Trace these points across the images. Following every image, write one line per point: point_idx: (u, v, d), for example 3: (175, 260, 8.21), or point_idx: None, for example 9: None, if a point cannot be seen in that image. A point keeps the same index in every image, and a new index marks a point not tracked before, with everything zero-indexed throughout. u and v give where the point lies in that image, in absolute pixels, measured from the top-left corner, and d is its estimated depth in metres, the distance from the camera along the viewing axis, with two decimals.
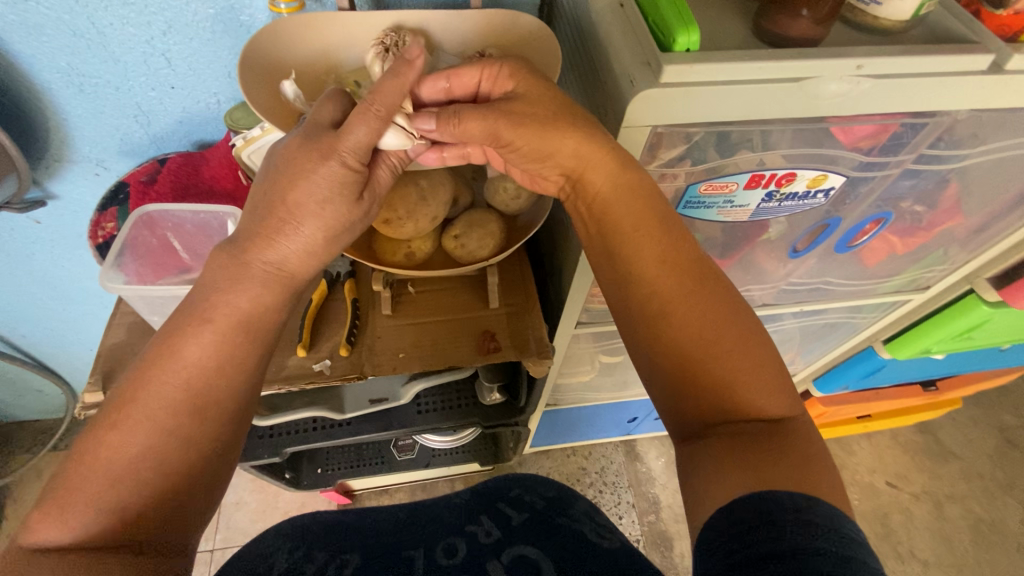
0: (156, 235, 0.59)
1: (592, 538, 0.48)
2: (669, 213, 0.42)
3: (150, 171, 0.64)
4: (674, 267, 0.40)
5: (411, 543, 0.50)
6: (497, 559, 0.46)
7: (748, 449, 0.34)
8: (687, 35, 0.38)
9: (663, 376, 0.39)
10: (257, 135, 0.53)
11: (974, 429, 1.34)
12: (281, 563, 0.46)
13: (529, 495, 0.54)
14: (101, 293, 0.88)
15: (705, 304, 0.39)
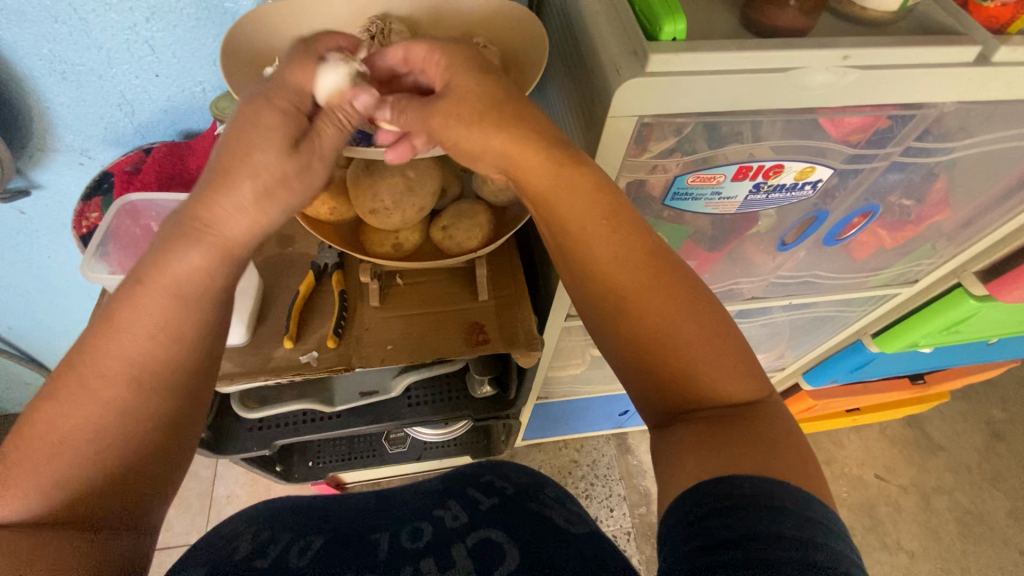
0: (140, 224, 0.57)
1: (562, 525, 0.46)
2: (618, 202, 0.40)
3: (135, 160, 0.64)
4: (628, 261, 0.39)
5: (378, 526, 0.48)
6: (461, 541, 0.44)
7: (719, 435, 0.34)
8: (674, 24, 0.38)
9: (631, 368, 0.40)
10: None
11: (962, 422, 1.36)
12: (238, 548, 0.43)
13: (499, 482, 0.54)
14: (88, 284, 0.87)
15: (665, 296, 0.38)
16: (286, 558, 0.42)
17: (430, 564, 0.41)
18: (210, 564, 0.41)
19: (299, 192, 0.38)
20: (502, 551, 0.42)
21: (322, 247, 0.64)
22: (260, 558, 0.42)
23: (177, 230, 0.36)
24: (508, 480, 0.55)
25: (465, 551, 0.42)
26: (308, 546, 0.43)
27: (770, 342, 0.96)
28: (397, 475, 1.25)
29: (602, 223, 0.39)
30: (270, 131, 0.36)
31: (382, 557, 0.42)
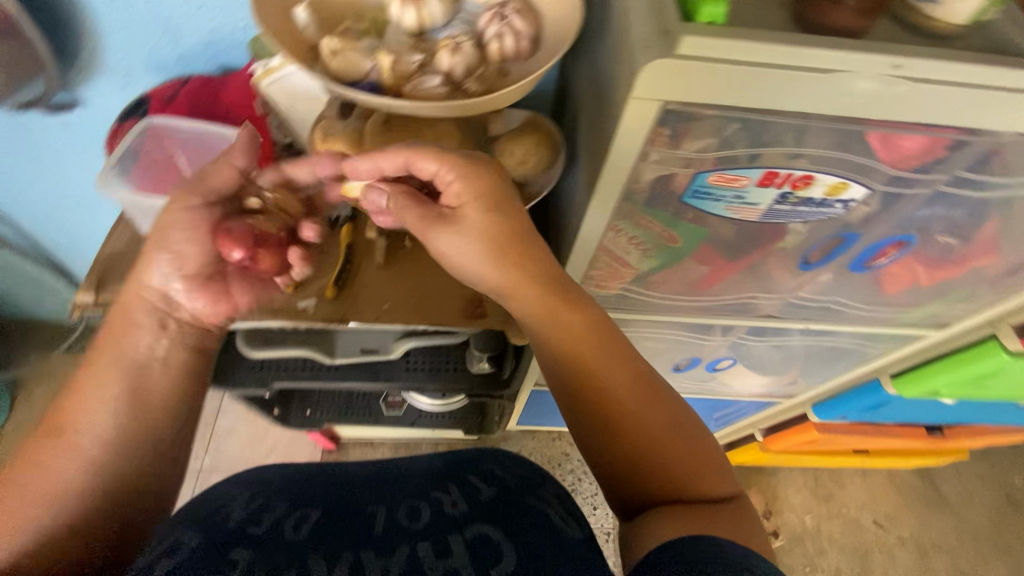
0: (162, 148, 0.58)
1: (553, 525, 0.50)
2: (610, 325, 0.47)
3: (173, 88, 0.65)
4: (621, 382, 0.45)
5: (371, 503, 0.54)
6: (459, 533, 0.47)
7: (697, 514, 0.41)
8: (713, 5, 0.35)
9: (621, 468, 0.45)
10: (276, 65, 0.58)
11: (978, 484, 1.29)
12: (229, 516, 0.48)
13: (499, 474, 0.59)
14: None
15: (654, 417, 0.45)
16: (282, 528, 0.47)
17: (426, 548, 0.45)
18: (203, 531, 0.45)
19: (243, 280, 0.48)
20: (497, 548, 0.45)
21: None
22: (253, 525, 0.47)
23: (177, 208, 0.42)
24: (507, 473, 0.60)
25: (463, 543, 0.46)
26: (304, 520, 0.48)
27: (784, 365, 0.93)
28: (389, 437, 1.29)
29: (599, 354, 0.45)
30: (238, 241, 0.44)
31: (377, 533, 0.48)
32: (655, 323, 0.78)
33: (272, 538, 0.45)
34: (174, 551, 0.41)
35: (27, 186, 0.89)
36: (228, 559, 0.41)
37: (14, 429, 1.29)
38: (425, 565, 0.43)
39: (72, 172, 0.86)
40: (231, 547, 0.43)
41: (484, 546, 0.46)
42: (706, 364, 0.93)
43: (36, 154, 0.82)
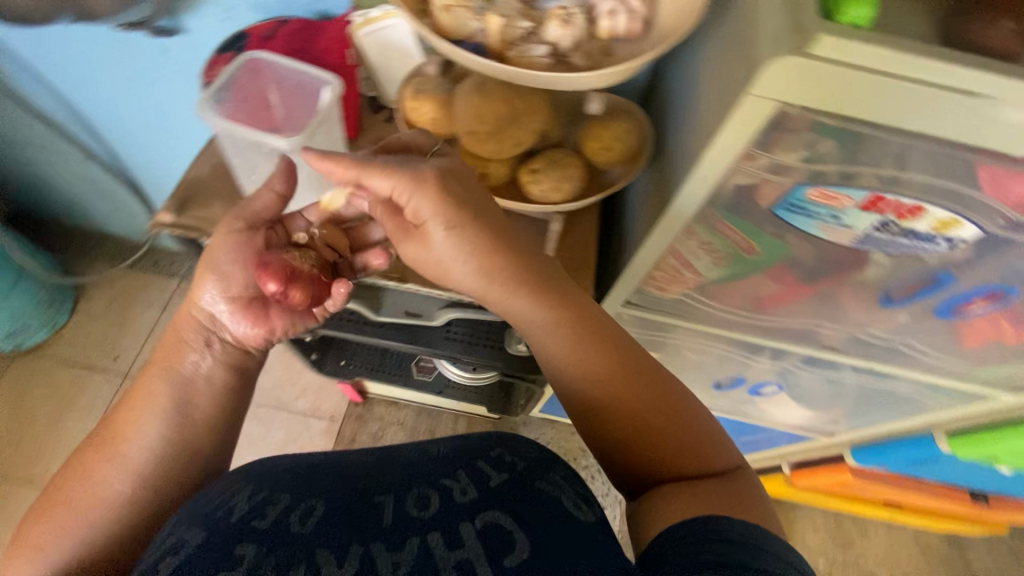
0: (259, 83, 0.58)
1: (571, 510, 0.45)
2: (609, 320, 0.49)
3: (271, 28, 0.65)
4: (614, 375, 0.48)
5: (385, 478, 0.47)
6: (470, 521, 0.42)
7: (703, 496, 0.43)
8: (858, 6, 0.33)
9: (623, 453, 0.48)
10: (376, 16, 0.60)
11: (1014, 562, 1.21)
12: (234, 505, 0.41)
13: (510, 455, 0.50)
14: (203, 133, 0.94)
15: (650, 405, 0.48)
16: (287, 522, 0.40)
17: (438, 540, 0.40)
18: (205, 528, 0.39)
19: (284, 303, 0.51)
20: (511, 539, 0.40)
21: None
22: (258, 518, 0.40)
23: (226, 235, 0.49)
24: (523, 449, 0.52)
25: (475, 533, 0.40)
26: (312, 511, 0.42)
27: (829, 401, 0.89)
28: (414, 401, 1.33)
29: (595, 348, 0.48)
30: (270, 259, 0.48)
31: (386, 525, 0.41)
32: (706, 334, 0.75)
33: (279, 535, 0.39)
34: (175, 550, 0.38)
35: (119, 102, 0.93)
36: (232, 559, 0.37)
37: (74, 330, 1.37)
38: (438, 560, 0.38)
39: (162, 95, 0.90)
40: (234, 543, 0.38)
41: (498, 540, 0.40)
42: (749, 386, 0.90)
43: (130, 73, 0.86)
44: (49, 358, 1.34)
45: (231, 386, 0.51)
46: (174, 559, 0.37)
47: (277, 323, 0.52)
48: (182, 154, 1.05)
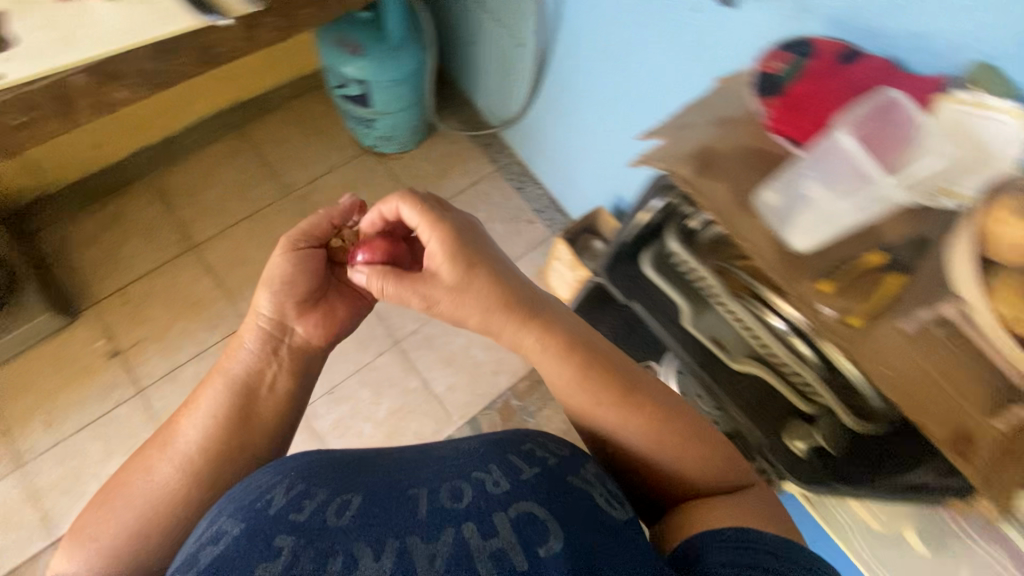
0: (879, 118, 0.58)
1: (588, 506, 0.50)
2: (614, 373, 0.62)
3: (841, 54, 0.64)
4: (606, 404, 0.60)
5: (416, 473, 0.53)
6: (503, 511, 0.48)
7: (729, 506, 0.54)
8: None
9: (632, 468, 0.61)
10: (993, 105, 0.53)
11: None
12: (271, 500, 0.48)
13: (541, 450, 0.55)
14: (646, 88, 1.03)
15: (645, 435, 0.59)
16: (323, 516, 0.47)
17: (473, 531, 0.47)
18: (243, 524, 0.46)
19: (330, 307, 0.70)
20: (546, 530, 0.47)
21: (910, 242, 0.56)
22: (296, 512, 0.47)
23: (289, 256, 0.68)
24: (551, 448, 0.56)
25: (508, 525, 0.47)
26: (347, 507, 0.48)
27: None
28: None
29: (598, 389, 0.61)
30: (262, 342, 0.66)
31: (421, 518, 0.48)
32: None
33: (318, 530, 0.46)
34: (219, 538, 0.46)
35: (596, 22, 1.06)
36: (273, 550, 0.44)
37: (412, 158, 1.66)
38: (475, 555, 0.45)
39: (638, 42, 0.99)
40: (273, 537, 0.45)
41: (529, 525, 0.47)
42: None
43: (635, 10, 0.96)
44: (385, 167, 1.63)
45: (292, 395, 0.65)
46: (219, 546, 0.45)
47: (342, 311, 0.71)
48: (596, 89, 1.16)
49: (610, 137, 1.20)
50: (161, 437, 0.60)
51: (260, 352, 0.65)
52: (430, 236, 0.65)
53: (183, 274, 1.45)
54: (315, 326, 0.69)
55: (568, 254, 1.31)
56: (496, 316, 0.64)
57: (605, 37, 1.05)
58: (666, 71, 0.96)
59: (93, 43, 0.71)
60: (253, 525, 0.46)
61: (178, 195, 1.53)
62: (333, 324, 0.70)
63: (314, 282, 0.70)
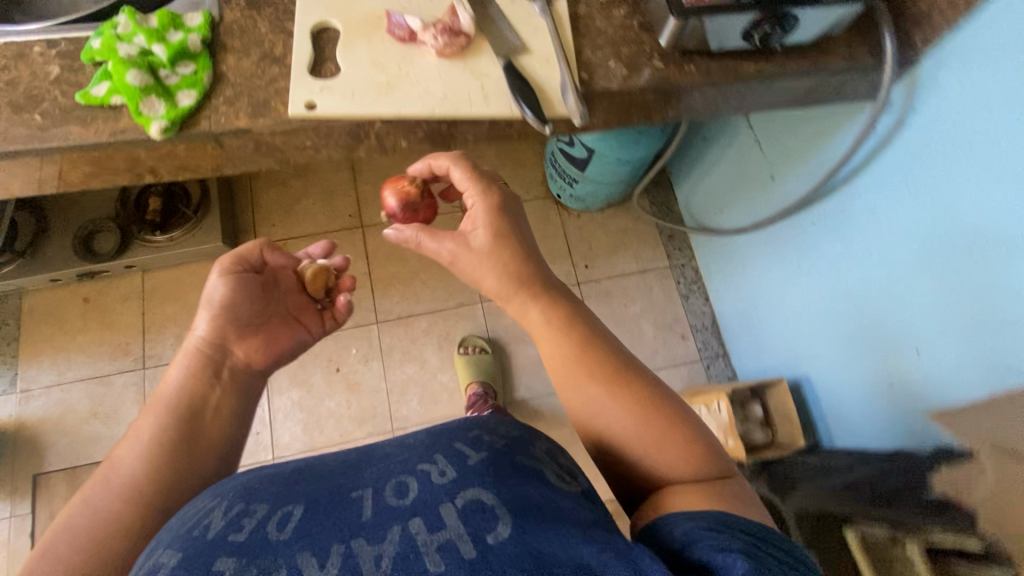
0: None
1: (534, 496, 0.47)
2: (586, 353, 0.61)
3: None
4: (580, 372, 0.60)
5: (361, 476, 0.53)
6: (450, 500, 0.46)
7: (709, 495, 0.52)
8: None
9: (609, 455, 0.60)
10: None
11: None
12: (210, 523, 0.47)
13: (488, 437, 0.54)
14: (908, 304, 0.92)
15: (616, 417, 0.58)
16: (267, 530, 0.46)
17: (418, 527, 0.45)
18: (183, 551, 0.44)
19: (263, 328, 0.75)
20: (494, 517, 0.44)
21: None
22: (235, 532, 0.46)
23: (218, 277, 0.72)
24: (497, 433, 0.55)
25: (454, 516, 0.44)
26: (288, 519, 0.47)
27: None
28: None
29: (568, 356, 0.61)
30: (198, 358, 0.69)
31: (365, 520, 0.46)
32: None
33: (257, 546, 0.44)
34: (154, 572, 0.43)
35: (871, 227, 0.96)
36: (213, 570, 0.42)
37: (592, 220, 1.59)
38: (420, 545, 0.43)
39: (919, 275, 0.89)
40: (213, 559, 0.43)
41: (477, 510, 0.44)
42: None
43: (933, 248, 0.85)
44: (561, 220, 1.58)
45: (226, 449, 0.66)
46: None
47: (281, 339, 0.76)
48: (835, 277, 1.07)
49: (830, 325, 1.12)
50: (98, 473, 0.61)
51: (201, 378, 0.68)
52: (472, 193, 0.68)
53: (340, 249, 1.46)
54: (254, 345, 0.73)
55: (725, 416, 1.20)
56: (508, 281, 0.65)
57: (885, 229, 0.93)
58: (944, 322, 0.86)
59: (407, 97, 0.66)
60: (191, 555, 0.44)
61: (364, 171, 1.53)
62: (267, 347, 0.75)
63: (257, 297, 0.74)
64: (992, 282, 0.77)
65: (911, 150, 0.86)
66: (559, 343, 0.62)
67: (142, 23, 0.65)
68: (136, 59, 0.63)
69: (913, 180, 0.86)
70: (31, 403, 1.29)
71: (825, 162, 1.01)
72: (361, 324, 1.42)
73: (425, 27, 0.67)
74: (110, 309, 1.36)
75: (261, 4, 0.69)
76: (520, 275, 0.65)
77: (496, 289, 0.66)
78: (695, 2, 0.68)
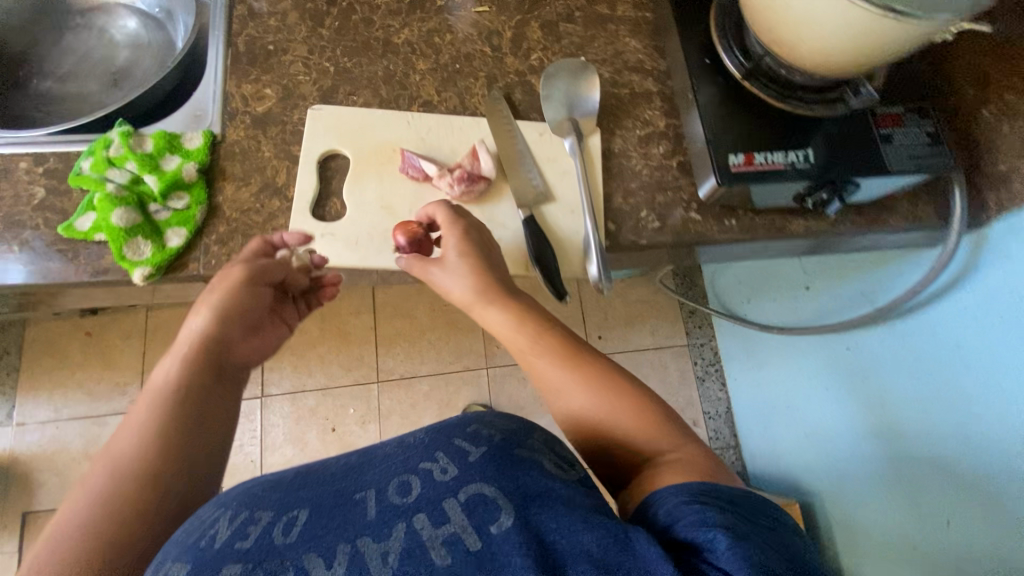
0: None
1: (541, 483, 0.42)
2: (553, 333, 0.58)
3: None
4: (550, 352, 0.56)
5: (362, 476, 0.45)
6: (454, 497, 0.41)
7: (684, 464, 0.46)
8: None
9: (593, 450, 0.53)
10: None
11: None
12: (214, 533, 0.41)
13: (489, 426, 0.47)
14: (908, 434, 0.88)
15: (585, 396, 0.53)
16: (272, 537, 0.40)
17: (424, 523, 0.39)
18: (190, 562, 0.38)
19: (259, 330, 0.60)
20: (498, 507, 0.39)
21: None
22: (241, 539, 0.40)
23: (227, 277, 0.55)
24: (496, 424, 0.47)
25: (459, 511, 0.40)
26: (294, 524, 0.41)
27: None
28: None
29: (535, 342, 0.57)
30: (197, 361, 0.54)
31: (370, 521, 0.40)
32: None
33: (265, 552, 0.39)
34: None
35: (900, 349, 0.89)
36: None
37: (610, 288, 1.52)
38: (426, 544, 0.38)
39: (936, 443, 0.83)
40: (216, 567, 0.37)
41: (482, 510, 0.39)
42: None
43: (956, 410, 0.79)
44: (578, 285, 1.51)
45: None
46: None
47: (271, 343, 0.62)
48: (852, 379, 1.00)
49: (833, 421, 1.07)
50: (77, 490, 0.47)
51: (201, 377, 0.53)
52: (452, 239, 0.59)
53: (347, 301, 1.42)
54: (249, 349, 0.59)
55: None
56: (483, 281, 0.58)
57: (908, 353, 0.87)
58: (945, 491, 0.82)
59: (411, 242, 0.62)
60: (196, 562, 0.38)
61: None
62: (261, 347, 0.61)
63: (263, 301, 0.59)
64: (1003, 491, 0.71)
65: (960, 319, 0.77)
66: (529, 329, 0.58)
67: (135, 145, 0.60)
68: (125, 190, 0.58)
69: (956, 351, 0.78)
70: (26, 438, 1.28)
71: (866, 306, 0.93)
72: (362, 382, 1.38)
73: (440, 173, 0.62)
74: (111, 346, 1.34)
75: (267, 122, 0.64)
76: (492, 277, 0.58)
77: (466, 296, 0.59)
78: (744, 166, 0.60)
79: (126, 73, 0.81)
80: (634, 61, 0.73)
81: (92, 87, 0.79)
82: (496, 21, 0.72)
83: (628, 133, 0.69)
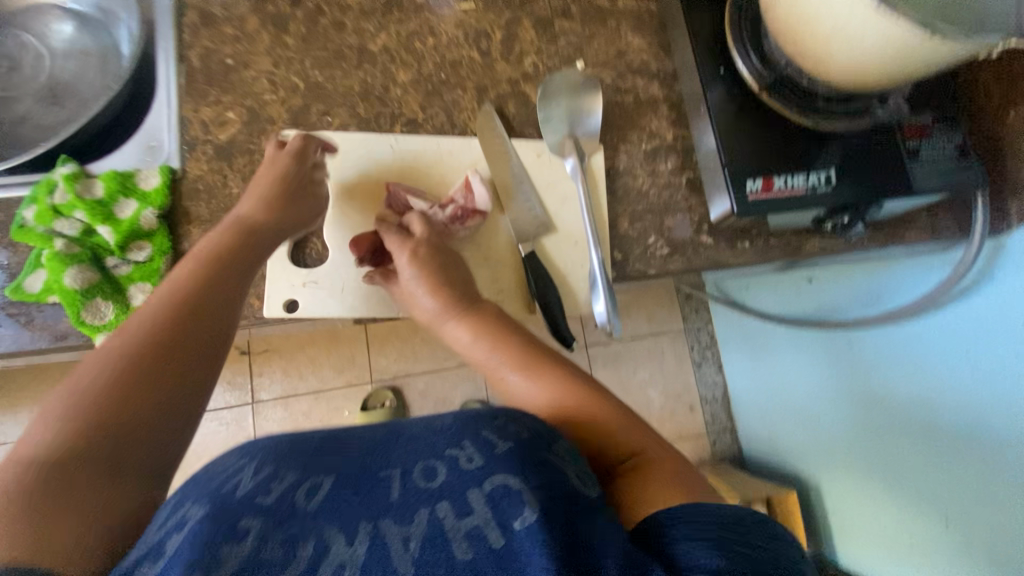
0: None
1: (576, 487, 0.37)
2: (517, 336, 0.54)
3: None
4: (507, 353, 0.53)
5: (386, 454, 0.42)
6: (477, 488, 0.37)
7: (649, 472, 0.41)
8: None
9: None
10: None
11: None
12: (238, 482, 0.38)
13: (515, 424, 0.43)
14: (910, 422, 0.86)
15: (541, 397, 0.50)
16: (295, 498, 0.37)
17: (446, 510, 0.36)
18: (209, 506, 0.35)
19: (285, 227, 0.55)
20: (522, 500, 0.35)
21: None
22: (263, 494, 0.37)
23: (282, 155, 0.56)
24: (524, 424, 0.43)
25: (483, 502, 0.36)
26: (317, 491, 0.37)
27: None
28: None
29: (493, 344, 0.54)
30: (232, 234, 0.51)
31: (392, 500, 0.37)
32: None
33: (288, 513, 0.36)
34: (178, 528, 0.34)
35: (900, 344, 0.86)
36: (238, 531, 0.33)
37: None
38: (447, 534, 0.34)
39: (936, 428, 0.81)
40: (239, 519, 0.34)
41: (506, 500, 0.35)
42: None
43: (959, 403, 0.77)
44: None
45: None
46: (178, 535, 0.33)
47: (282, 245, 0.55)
48: (850, 366, 0.98)
49: (830, 404, 1.05)
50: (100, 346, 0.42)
51: (230, 262, 0.49)
52: (405, 261, 0.56)
53: None
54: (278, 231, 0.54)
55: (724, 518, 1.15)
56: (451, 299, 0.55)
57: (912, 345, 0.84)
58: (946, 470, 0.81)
59: None
60: (215, 507, 0.35)
61: None
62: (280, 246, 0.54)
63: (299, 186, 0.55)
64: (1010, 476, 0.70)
65: (967, 321, 0.75)
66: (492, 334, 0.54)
67: (83, 190, 0.54)
68: (76, 246, 0.51)
69: (959, 355, 0.76)
70: None
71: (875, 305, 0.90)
72: (355, 382, 1.34)
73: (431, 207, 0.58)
74: None
75: (233, 153, 0.57)
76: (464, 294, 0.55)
77: (436, 309, 0.55)
78: (763, 191, 0.56)
79: (68, 88, 0.72)
80: (638, 63, 0.66)
81: (30, 106, 0.71)
82: (484, 20, 0.64)
83: (633, 148, 0.63)
